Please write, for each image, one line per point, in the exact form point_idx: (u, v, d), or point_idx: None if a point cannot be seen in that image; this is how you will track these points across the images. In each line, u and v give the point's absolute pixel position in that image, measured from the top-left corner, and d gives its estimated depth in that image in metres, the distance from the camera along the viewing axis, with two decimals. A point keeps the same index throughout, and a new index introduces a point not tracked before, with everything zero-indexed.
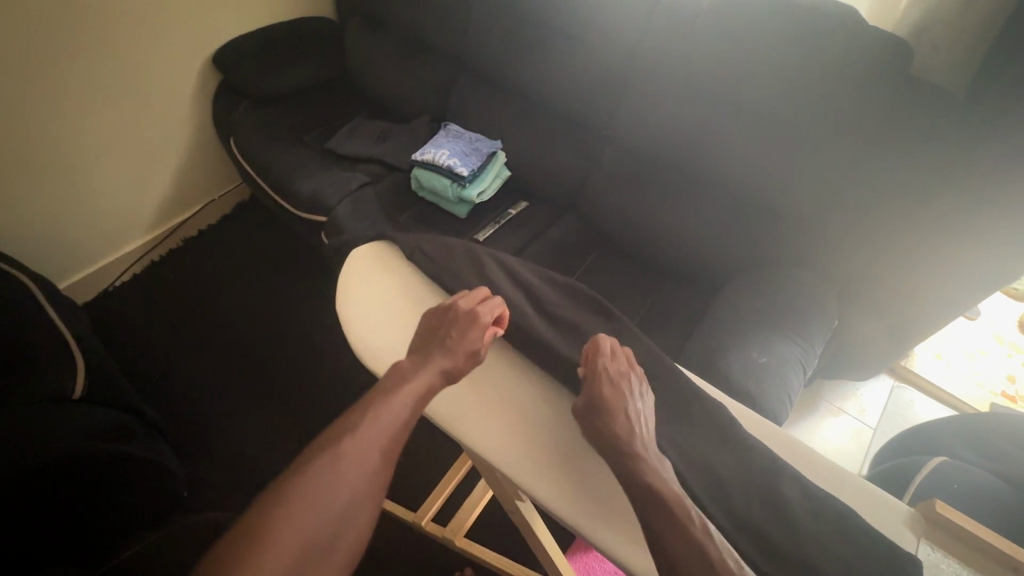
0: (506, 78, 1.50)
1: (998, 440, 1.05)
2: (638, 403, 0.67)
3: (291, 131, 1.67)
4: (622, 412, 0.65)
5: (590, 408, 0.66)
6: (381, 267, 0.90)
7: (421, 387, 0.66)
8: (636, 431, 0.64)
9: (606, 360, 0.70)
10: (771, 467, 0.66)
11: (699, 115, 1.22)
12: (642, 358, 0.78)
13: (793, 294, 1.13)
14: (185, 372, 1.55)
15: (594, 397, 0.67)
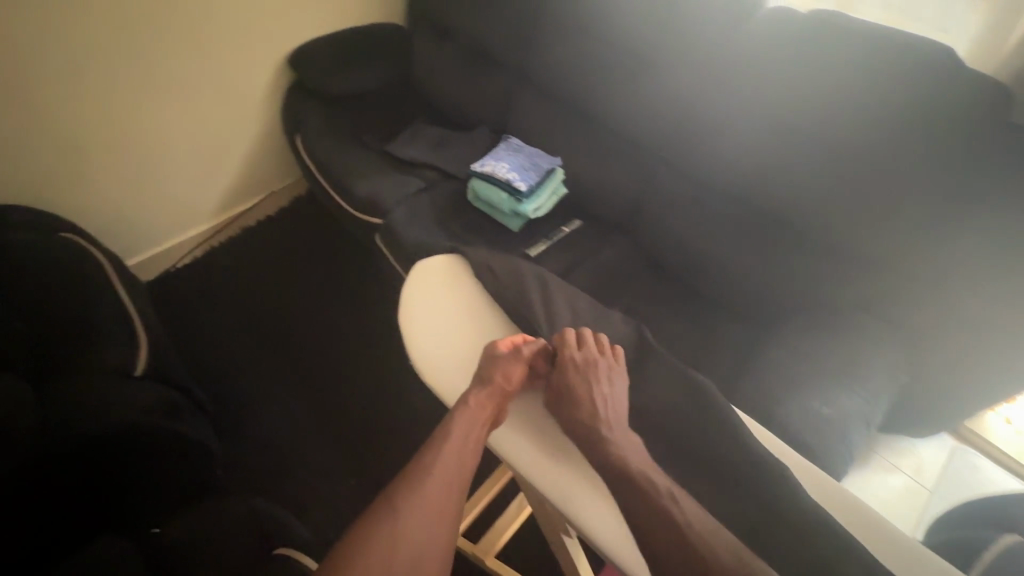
0: (572, 95, 1.50)
1: None
2: (603, 385, 0.75)
3: (355, 133, 1.72)
4: (587, 396, 0.73)
5: (557, 396, 0.75)
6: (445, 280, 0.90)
7: (464, 437, 0.70)
8: (598, 411, 0.72)
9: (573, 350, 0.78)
10: (838, 538, 0.62)
11: (771, 148, 1.18)
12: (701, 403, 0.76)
13: (858, 344, 1.08)
14: (235, 356, 1.60)
15: (561, 386, 0.75)
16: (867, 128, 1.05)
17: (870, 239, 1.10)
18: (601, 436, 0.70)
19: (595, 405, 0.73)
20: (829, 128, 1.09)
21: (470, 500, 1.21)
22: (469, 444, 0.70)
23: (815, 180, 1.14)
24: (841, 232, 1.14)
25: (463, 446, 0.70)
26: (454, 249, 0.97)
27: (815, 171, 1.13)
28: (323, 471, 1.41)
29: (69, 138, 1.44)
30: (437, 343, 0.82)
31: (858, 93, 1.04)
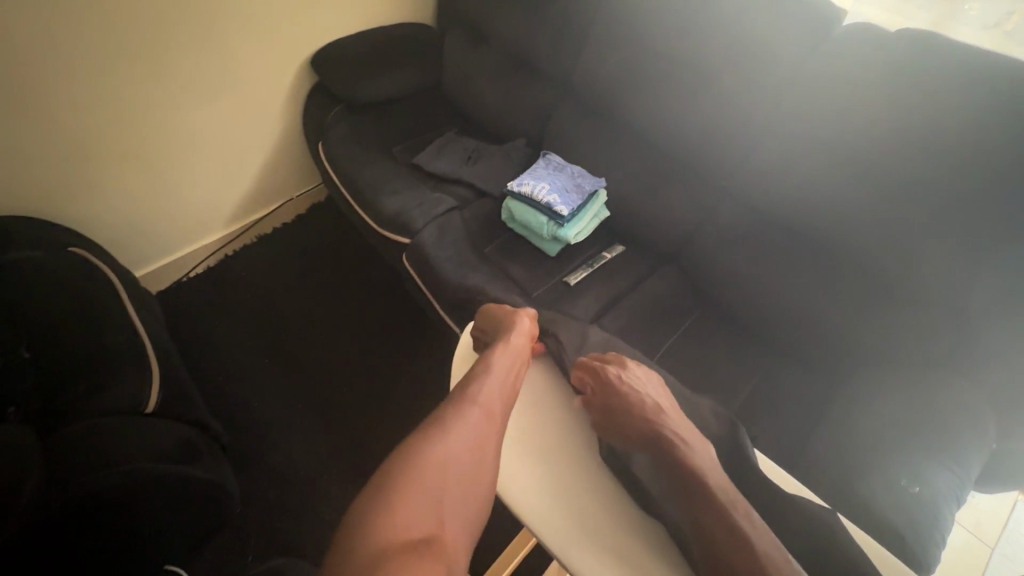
0: (618, 112, 1.39)
1: None
2: (646, 393, 0.78)
3: (380, 142, 1.61)
4: (637, 407, 0.75)
5: (609, 405, 0.77)
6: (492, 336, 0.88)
7: (501, 376, 0.78)
8: (657, 424, 0.73)
9: (606, 368, 0.81)
10: None
11: (844, 182, 1.07)
12: (785, 504, 0.72)
13: (941, 408, 0.98)
14: (249, 378, 1.52)
15: (610, 404, 0.77)
16: (967, 168, 0.92)
17: (961, 290, 0.99)
18: (672, 450, 0.70)
19: (649, 413, 0.74)
20: (917, 167, 0.97)
21: (506, 553, 1.13)
22: (509, 382, 0.78)
23: (895, 221, 1.02)
24: (924, 279, 1.03)
25: (505, 383, 0.78)
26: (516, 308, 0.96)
27: (898, 213, 1.02)
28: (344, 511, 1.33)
29: (77, 150, 1.35)
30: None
31: (958, 129, 0.92)
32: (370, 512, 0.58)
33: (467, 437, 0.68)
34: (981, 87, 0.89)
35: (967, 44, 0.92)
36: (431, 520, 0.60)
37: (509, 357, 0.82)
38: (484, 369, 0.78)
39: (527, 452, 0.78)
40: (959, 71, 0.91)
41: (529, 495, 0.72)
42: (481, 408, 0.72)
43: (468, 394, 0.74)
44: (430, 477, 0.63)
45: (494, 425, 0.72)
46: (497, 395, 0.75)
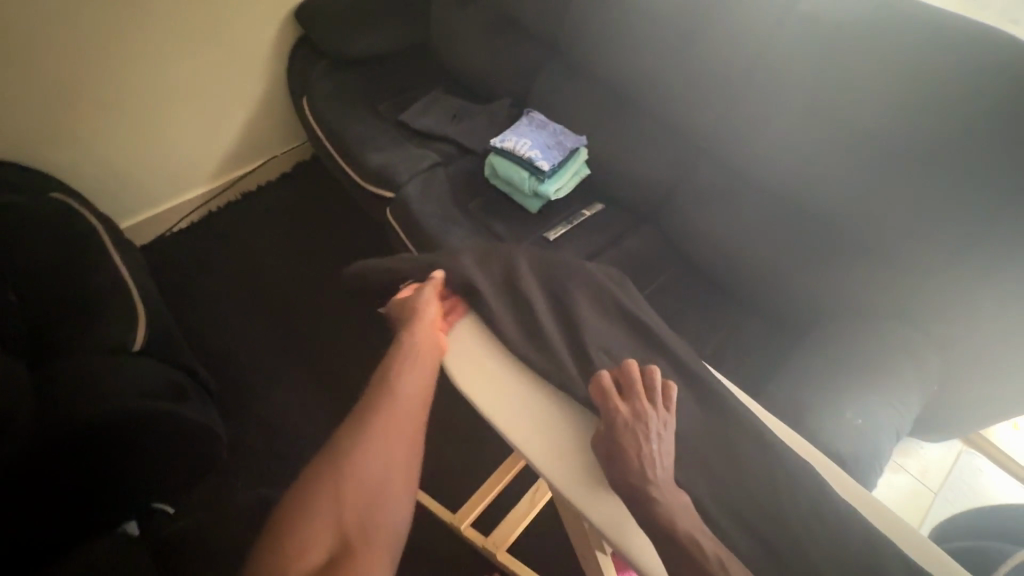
0: (602, 72, 1.41)
1: None
2: (653, 443, 0.69)
3: (365, 99, 1.61)
4: (635, 455, 0.67)
5: (609, 454, 0.68)
6: (400, 319, 0.80)
7: (410, 371, 0.75)
8: (648, 472, 0.67)
9: (618, 403, 0.71)
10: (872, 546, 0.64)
11: (813, 140, 1.12)
12: (747, 434, 0.73)
13: (890, 353, 1.05)
14: (235, 331, 1.55)
15: (616, 451, 0.68)
16: (924, 127, 0.98)
17: (921, 245, 1.04)
18: (629, 469, 0.66)
19: (646, 469, 0.66)
20: (879, 125, 1.03)
21: (482, 488, 1.17)
22: (423, 372, 0.75)
23: (857, 177, 1.08)
24: (881, 233, 1.09)
25: (416, 377, 0.75)
26: (470, 248, 0.92)
27: (858, 170, 1.07)
28: None
29: (55, 92, 1.34)
30: (462, 343, 0.81)
31: (920, 89, 0.97)
32: (276, 537, 0.63)
33: (372, 445, 0.70)
34: (936, 49, 0.94)
35: (931, 8, 0.97)
36: (336, 536, 0.64)
37: (415, 347, 0.76)
38: (391, 368, 0.75)
39: (506, 380, 0.78)
40: (921, 34, 0.96)
41: (506, 413, 0.75)
42: (389, 414, 0.72)
43: (383, 395, 0.73)
44: (342, 496, 0.66)
45: (405, 426, 0.72)
46: (408, 392, 0.74)
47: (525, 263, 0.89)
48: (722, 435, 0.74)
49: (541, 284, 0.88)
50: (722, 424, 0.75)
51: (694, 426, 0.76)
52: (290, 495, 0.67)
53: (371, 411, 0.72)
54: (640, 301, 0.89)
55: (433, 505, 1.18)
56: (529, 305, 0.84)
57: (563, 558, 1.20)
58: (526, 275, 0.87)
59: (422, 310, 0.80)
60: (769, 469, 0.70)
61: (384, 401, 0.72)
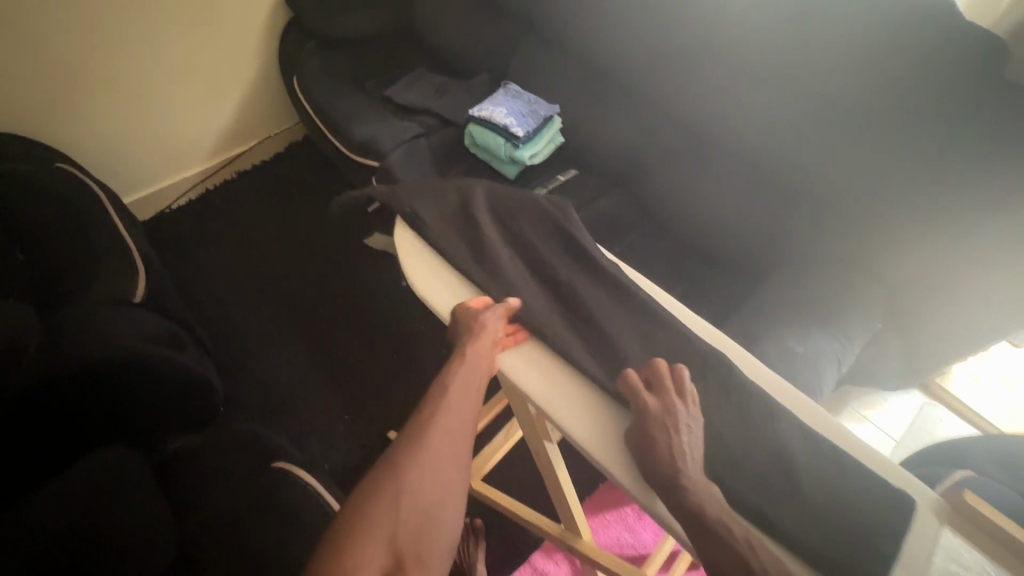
0: (572, 44, 1.49)
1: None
2: (684, 432, 0.69)
3: (352, 77, 1.69)
4: (665, 446, 0.68)
5: (641, 446, 0.70)
6: (463, 335, 0.82)
7: (463, 383, 0.75)
8: (679, 462, 0.67)
9: (645, 396, 0.72)
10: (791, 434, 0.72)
11: (766, 99, 1.19)
12: (683, 346, 0.82)
13: (838, 293, 1.12)
14: (232, 297, 1.63)
15: (644, 442, 0.69)
16: (863, 81, 1.05)
17: (865, 193, 1.12)
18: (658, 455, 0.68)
19: (677, 458, 0.67)
20: (823, 80, 1.10)
21: None
22: (475, 385, 0.76)
23: (807, 131, 1.15)
24: (829, 184, 1.16)
25: (471, 388, 0.75)
26: (443, 197, 1.03)
27: (807, 125, 1.15)
28: (320, 407, 1.45)
29: (60, 70, 1.42)
30: (420, 264, 0.94)
31: (858, 45, 1.04)
32: (335, 553, 0.59)
33: (433, 458, 0.67)
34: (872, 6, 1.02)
35: None
36: (391, 555, 0.59)
37: (475, 360, 0.78)
38: (446, 379, 0.76)
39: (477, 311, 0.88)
40: None
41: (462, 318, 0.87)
42: (444, 425, 0.70)
43: (437, 406, 0.72)
44: (399, 510, 0.62)
45: (461, 435, 0.70)
46: (463, 399, 0.74)
47: (479, 200, 1.02)
48: (645, 335, 0.85)
49: (492, 218, 1.00)
50: (642, 327, 0.86)
51: (623, 329, 0.86)
52: (344, 509, 0.63)
53: (425, 422, 0.70)
54: (584, 232, 0.98)
55: None
56: (480, 234, 0.96)
57: (539, 495, 1.28)
58: (480, 209, 1.00)
59: (493, 330, 0.81)
60: (698, 370, 0.80)
61: (438, 411, 0.71)
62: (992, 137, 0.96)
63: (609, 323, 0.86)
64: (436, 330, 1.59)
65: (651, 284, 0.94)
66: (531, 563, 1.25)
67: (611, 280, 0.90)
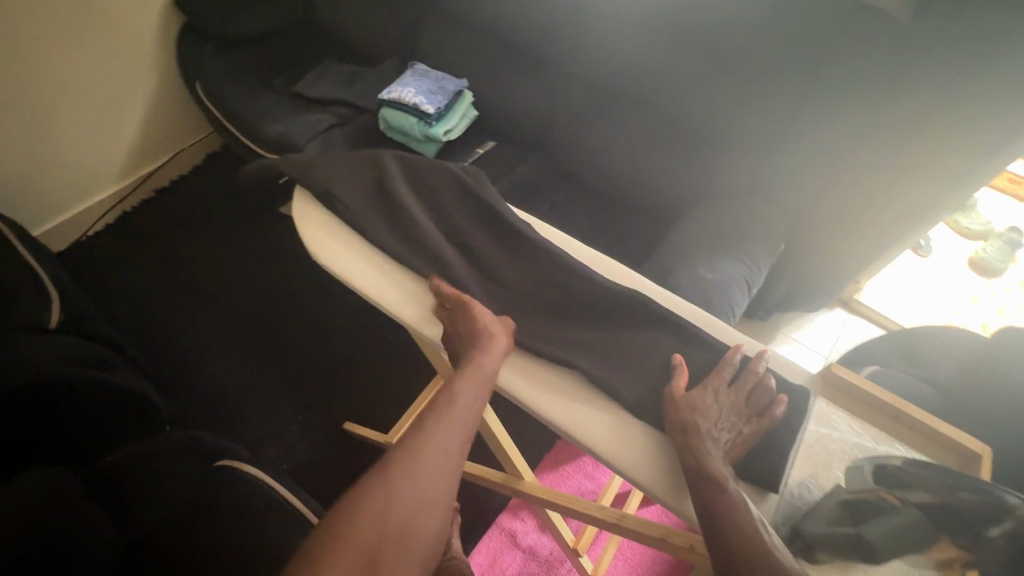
0: (470, 16, 1.51)
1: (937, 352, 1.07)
2: (722, 429, 0.65)
3: (257, 76, 1.66)
4: (707, 441, 0.63)
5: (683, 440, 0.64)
6: (458, 334, 0.73)
7: (471, 395, 0.68)
8: (721, 466, 0.61)
9: (696, 394, 0.68)
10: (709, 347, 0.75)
11: (655, 47, 1.24)
12: (607, 287, 0.79)
13: (743, 221, 1.20)
14: (165, 314, 1.59)
15: (686, 435, 0.64)
16: (737, 19, 1.11)
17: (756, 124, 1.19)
18: (698, 455, 0.62)
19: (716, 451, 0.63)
20: (702, 22, 1.15)
21: (407, 411, 1.30)
22: (481, 395, 0.69)
23: (695, 73, 1.21)
24: (723, 119, 1.22)
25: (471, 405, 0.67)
26: None
27: (694, 66, 1.21)
28: (272, 410, 1.43)
29: None
30: (328, 245, 0.83)
31: None
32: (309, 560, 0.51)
33: (427, 472, 0.60)
34: None
35: None
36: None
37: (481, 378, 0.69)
38: (451, 396, 0.67)
39: (397, 276, 0.81)
40: None
41: (375, 285, 0.79)
42: (443, 436, 0.63)
43: (438, 414, 0.65)
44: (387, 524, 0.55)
45: (453, 456, 0.63)
46: (465, 419, 0.66)
47: (382, 163, 0.92)
48: (565, 285, 0.81)
49: (400, 180, 0.91)
50: (562, 275, 0.81)
51: (547, 276, 0.82)
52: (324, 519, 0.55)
53: (424, 433, 0.63)
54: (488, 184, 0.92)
55: (368, 431, 1.30)
56: (389, 198, 0.87)
57: (496, 457, 1.32)
58: (380, 171, 0.91)
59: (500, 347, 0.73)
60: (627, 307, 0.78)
61: (439, 423, 0.64)
62: (857, 56, 1.03)
63: (532, 273, 0.82)
64: (380, 319, 1.59)
65: (554, 229, 0.90)
66: (498, 525, 1.29)
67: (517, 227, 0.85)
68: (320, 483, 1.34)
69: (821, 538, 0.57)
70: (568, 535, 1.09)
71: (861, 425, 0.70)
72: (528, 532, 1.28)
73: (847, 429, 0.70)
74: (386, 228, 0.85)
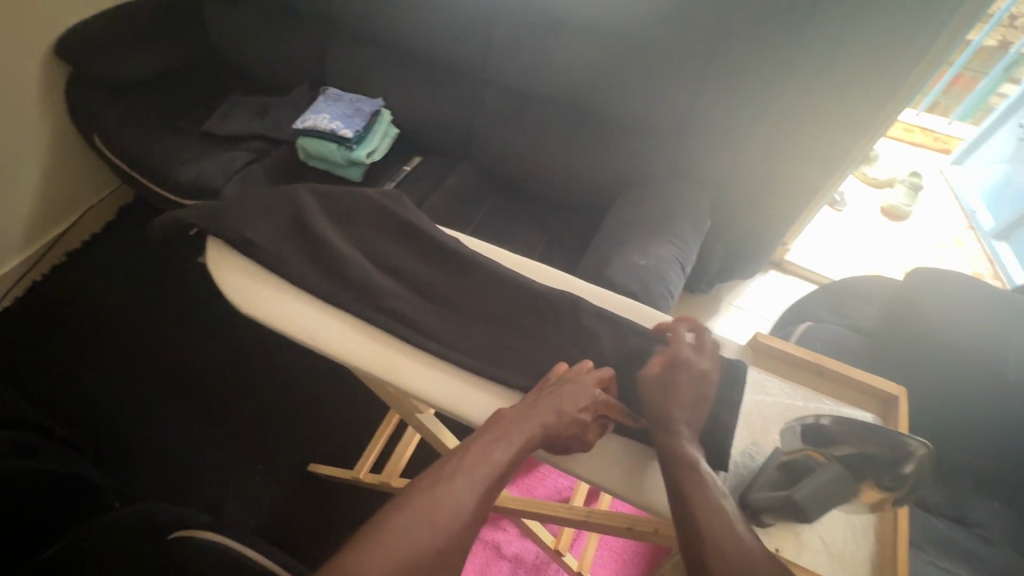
0: (377, 34, 1.49)
1: (859, 304, 1.19)
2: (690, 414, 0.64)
3: (161, 120, 1.57)
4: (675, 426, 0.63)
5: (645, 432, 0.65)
6: (545, 392, 0.69)
7: (520, 444, 0.62)
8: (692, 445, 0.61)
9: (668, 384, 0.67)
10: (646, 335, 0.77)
11: (563, 45, 1.25)
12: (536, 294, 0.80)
13: (672, 203, 1.24)
14: (97, 385, 1.48)
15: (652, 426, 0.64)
16: (636, 9, 1.14)
17: (671, 106, 1.22)
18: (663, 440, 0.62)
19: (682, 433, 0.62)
20: (603, 15, 1.17)
21: (371, 441, 1.26)
22: (526, 443, 0.62)
23: (604, 66, 1.23)
24: (639, 108, 1.25)
25: (496, 457, 0.61)
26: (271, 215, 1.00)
27: (600, 59, 1.23)
28: (228, 466, 1.36)
29: None
30: (250, 292, 0.79)
31: None
32: None
33: (445, 512, 0.55)
34: None
35: None
36: None
37: (514, 428, 0.63)
38: (489, 440, 0.62)
39: (328, 313, 0.79)
40: None
41: (302, 326, 0.77)
42: (469, 476, 0.58)
43: (471, 456, 0.60)
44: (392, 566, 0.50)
45: (479, 498, 0.57)
46: (489, 468, 0.59)
47: (298, 198, 0.89)
48: (497, 296, 0.81)
49: (319, 213, 0.88)
50: (492, 287, 0.81)
51: (477, 290, 0.81)
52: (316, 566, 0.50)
53: (447, 472, 0.58)
54: (410, 205, 0.90)
55: (333, 470, 1.26)
56: (309, 235, 0.85)
57: None
58: (297, 207, 0.88)
59: (571, 401, 0.67)
60: (561, 309, 0.79)
61: (467, 462, 0.59)
62: (751, 32, 1.08)
63: (463, 289, 0.82)
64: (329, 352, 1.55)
65: (482, 241, 0.90)
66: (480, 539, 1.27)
67: (441, 245, 0.84)
68: (290, 532, 1.28)
69: (762, 502, 0.59)
70: (545, 537, 1.11)
71: (789, 386, 0.75)
72: (512, 540, 1.28)
73: (780, 392, 0.74)
74: (312, 266, 0.83)
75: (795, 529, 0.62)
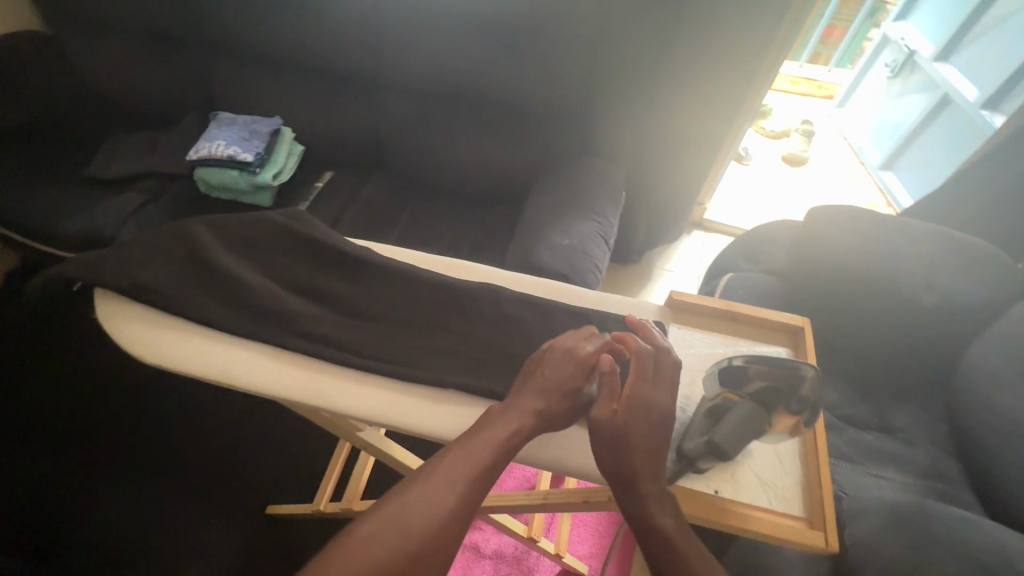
0: (262, 51, 1.42)
1: (770, 247, 1.26)
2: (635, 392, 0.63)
3: (34, 171, 1.43)
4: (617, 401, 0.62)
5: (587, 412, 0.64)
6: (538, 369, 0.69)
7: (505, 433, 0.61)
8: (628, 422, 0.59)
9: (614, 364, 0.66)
10: (573, 312, 0.79)
11: (455, 39, 1.24)
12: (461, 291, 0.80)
13: (587, 181, 1.26)
14: (8, 472, 1.32)
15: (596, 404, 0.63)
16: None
17: (571, 86, 1.25)
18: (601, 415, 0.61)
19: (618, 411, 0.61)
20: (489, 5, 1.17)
21: (327, 469, 1.22)
22: (514, 430, 0.62)
23: (500, 55, 1.24)
24: (541, 91, 1.27)
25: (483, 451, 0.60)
26: None
27: (495, 49, 1.23)
28: (176, 528, 1.27)
29: None
30: (156, 339, 0.74)
31: None
32: None
33: (419, 515, 0.53)
34: None
35: None
36: None
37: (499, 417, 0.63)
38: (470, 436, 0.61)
39: (246, 346, 0.75)
40: None
41: (220, 364, 0.72)
42: (446, 473, 0.57)
43: (450, 455, 0.59)
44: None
45: (457, 496, 0.55)
46: (471, 461, 0.58)
47: (194, 233, 0.83)
48: (421, 300, 0.80)
49: (221, 246, 0.83)
50: (415, 292, 0.81)
51: (400, 297, 0.80)
52: None
53: (422, 475, 0.57)
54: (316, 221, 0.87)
55: (290, 508, 1.20)
56: (213, 269, 0.80)
57: None
58: (195, 243, 0.82)
59: (555, 373, 0.67)
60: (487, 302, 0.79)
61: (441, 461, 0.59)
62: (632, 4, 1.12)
63: (385, 299, 0.81)
64: None
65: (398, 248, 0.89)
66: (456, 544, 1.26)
67: (356, 257, 0.82)
68: None
69: (693, 450, 0.62)
70: (518, 527, 1.11)
71: (711, 335, 0.78)
72: (488, 538, 1.28)
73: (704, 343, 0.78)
74: (222, 301, 0.78)
75: (731, 468, 0.65)
